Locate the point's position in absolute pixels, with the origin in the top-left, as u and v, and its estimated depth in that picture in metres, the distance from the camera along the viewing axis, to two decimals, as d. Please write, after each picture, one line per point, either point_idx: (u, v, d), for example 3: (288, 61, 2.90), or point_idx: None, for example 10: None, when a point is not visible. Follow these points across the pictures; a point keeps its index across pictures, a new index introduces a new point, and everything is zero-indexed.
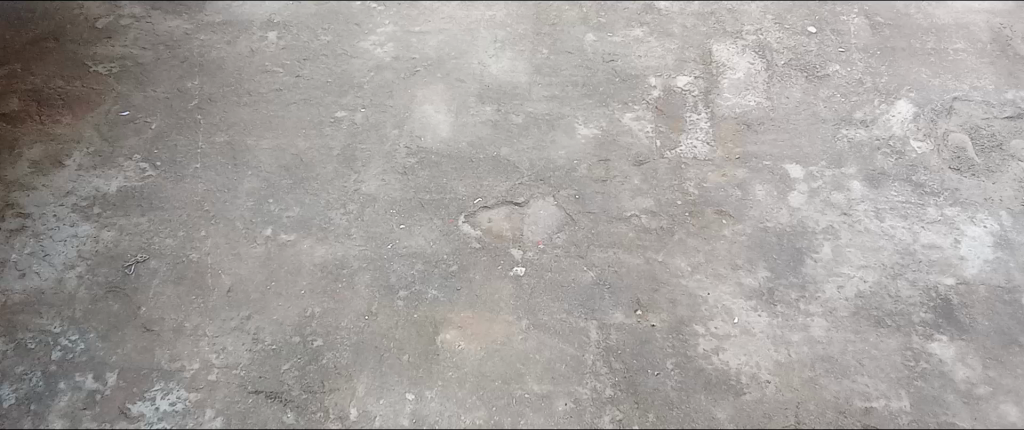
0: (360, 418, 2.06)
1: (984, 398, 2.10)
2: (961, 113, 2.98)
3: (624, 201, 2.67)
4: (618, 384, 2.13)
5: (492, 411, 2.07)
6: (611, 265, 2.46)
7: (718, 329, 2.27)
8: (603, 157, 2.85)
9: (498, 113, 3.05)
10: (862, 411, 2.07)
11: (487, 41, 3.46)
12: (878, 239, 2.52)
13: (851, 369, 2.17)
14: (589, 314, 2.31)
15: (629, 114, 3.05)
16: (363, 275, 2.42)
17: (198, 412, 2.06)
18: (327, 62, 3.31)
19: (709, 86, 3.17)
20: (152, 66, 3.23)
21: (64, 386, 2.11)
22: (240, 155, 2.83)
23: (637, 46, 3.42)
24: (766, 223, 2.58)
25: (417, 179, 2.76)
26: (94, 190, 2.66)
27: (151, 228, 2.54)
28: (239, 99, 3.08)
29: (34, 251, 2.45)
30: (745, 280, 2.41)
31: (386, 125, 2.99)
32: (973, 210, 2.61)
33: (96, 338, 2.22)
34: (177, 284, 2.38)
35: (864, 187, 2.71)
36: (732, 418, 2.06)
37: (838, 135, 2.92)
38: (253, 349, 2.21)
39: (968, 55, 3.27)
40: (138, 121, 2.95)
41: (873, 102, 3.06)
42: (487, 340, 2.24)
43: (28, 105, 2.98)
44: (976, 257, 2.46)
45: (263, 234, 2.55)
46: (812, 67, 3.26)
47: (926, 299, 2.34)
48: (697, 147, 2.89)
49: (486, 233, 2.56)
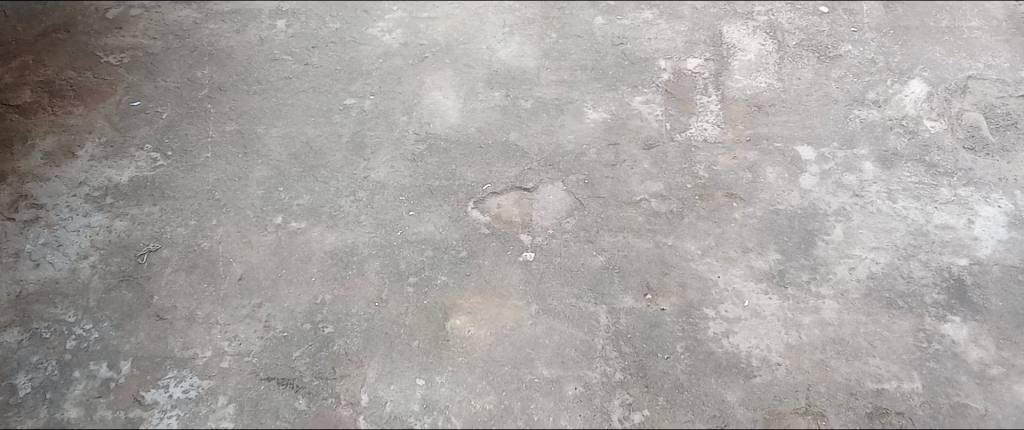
0: (372, 404, 2.07)
1: (998, 379, 2.08)
2: (975, 92, 2.94)
3: (634, 185, 2.66)
4: (628, 368, 2.13)
5: (501, 396, 2.07)
6: (621, 249, 2.45)
7: (728, 312, 2.27)
8: (612, 141, 2.84)
9: (507, 98, 3.04)
10: (873, 393, 2.06)
11: (495, 26, 3.44)
12: (891, 221, 2.50)
13: (863, 351, 2.16)
14: (599, 299, 2.31)
15: (638, 97, 3.04)
16: (373, 262, 2.43)
17: (210, 399, 2.08)
18: (335, 50, 3.32)
19: (719, 68, 3.15)
20: (162, 56, 3.25)
21: (79, 375, 2.13)
22: (250, 144, 2.84)
23: (647, 29, 3.39)
24: (777, 205, 2.57)
25: (426, 166, 2.76)
26: (106, 181, 2.68)
27: (162, 217, 2.56)
28: (249, 88, 3.09)
29: (48, 242, 2.47)
30: (756, 263, 2.39)
31: (395, 112, 2.99)
32: (987, 190, 2.58)
33: (110, 327, 2.24)
34: (189, 272, 2.39)
35: (876, 168, 2.68)
36: (742, 401, 2.06)
37: (849, 115, 2.89)
38: (265, 337, 2.23)
39: (983, 32, 3.22)
40: (149, 111, 2.96)
41: (886, 81, 3.02)
42: (496, 326, 2.24)
43: (40, 96, 3.00)
44: (990, 237, 2.44)
45: (274, 222, 2.56)
46: (825, 47, 3.23)
47: (939, 279, 2.32)
48: (708, 129, 2.87)
49: (495, 219, 2.56)
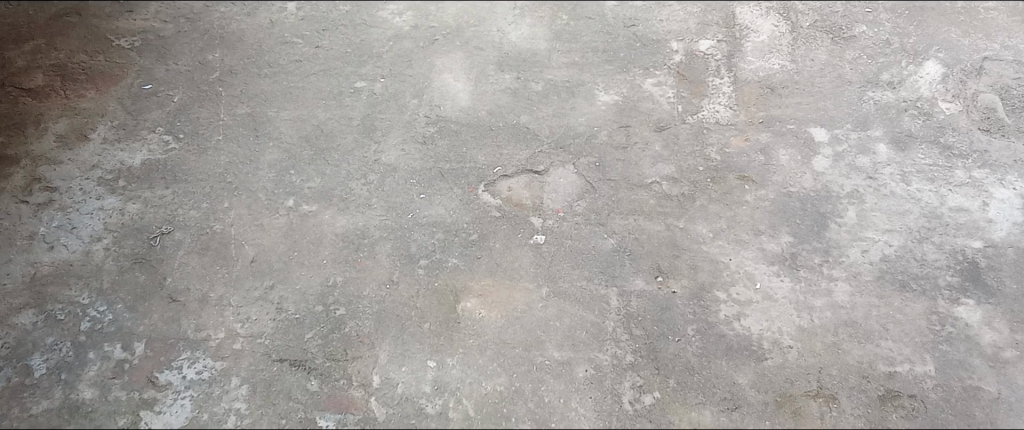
0: (383, 386, 2.08)
1: (1011, 362, 2.07)
2: (991, 73, 2.91)
3: (646, 168, 2.65)
4: (639, 351, 2.13)
5: (512, 378, 2.08)
6: (632, 232, 2.45)
7: (739, 295, 2.26)
8: (623, 123, 2.83)
9: (518, 81, 3.03)
10: (886, 375, 2.06)
11: (506, 8, 3.43)
12: (905, 204, 2.48)
13: (875, 334, 2.15)
14: (610, 282, 2.31)
15: (650, 79, 3.02)
16: (384, 244, 2.43)
17: (223, 381, 2.09)
18: (346, 32, 3.31)
19: (732, 50, 3.12)
20: (173, 39, 3.25)
21: (93, 356, 2.15)
22: (261, 127, 2.85)
23: (659, 11, 3.37)
24: (789, 188, 2.55)
25: (436, 149, 2.76)
26: (119, 163, 2.69)
27: (175, 200, 2.57)
28: (259, 71, 3.09)
29: (62, 225, 2.49)
30: (768, 245, 2.38)
31: (406, 95, 2.99)
32: (1002, 173, 2.56)
33: (124, 309, 2.26)
34: (202, 255, 2.40)
35: (890, 150, 2.66)
36: (753, 383, 2.05)
37: (863, 97, 2.87)
38: (277, 319, 2.24)
39: (999, 13, 3.18)
40: (161, 94, 2.97)
41: (901, 63, 2.99)
42: (507, 308, 2.24)
43: (52, 79, 3.01)
44: (1005, 219, 2.42)
45: (286, 205, 2.56)
46: (838, 28, 3.20)
47: (952, 262, 2.31)
48: (720, 111, 2.86)
49: (506, 202, 2.55)
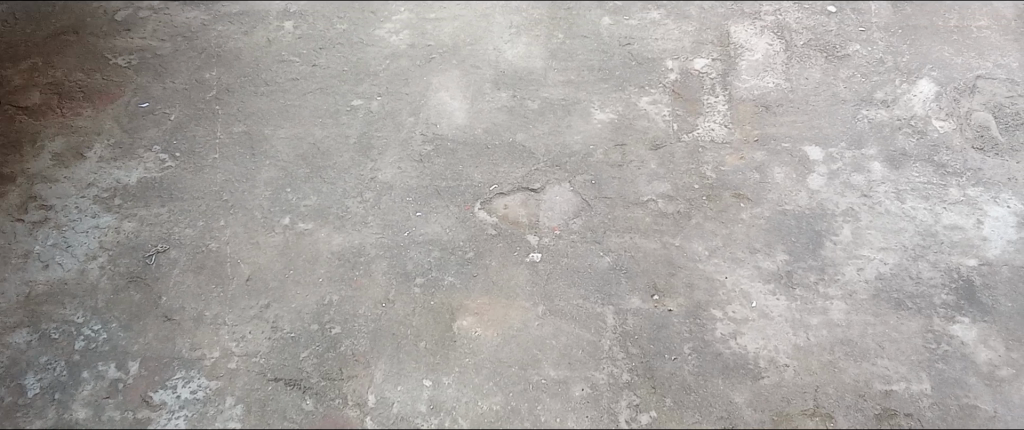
0: (379, 405, 2.07)
1: (1007, 381, 2.07)
2: (984, 92, 2.92)
3: (641, 186, 2.66)
4: (635, 369, 2.13)
5: (509, 397, 2.07)
6: (628, 250, 2.45)
7: (735, 313, 2.26)
8: (619, 141, 2.84)
9: (514, 99, 3.04)
10: (882, 394, 2.05)
11: (503, 27, 3.45)
12: (900, 221, 2.49)
13: (872, 352, 2.15)
14: (606, 300, 2.31)
15: (645, 98, 3.03)
16: (380, 262, 2.43)
17: (218, 400, 2.09)
18: (343, 51, 3.32)
19: (727, 68, 3.14)
20: (171, 57, 3.26)
21: (87, 375, 2.14)
22: (257, 145, 2.85)
23: (655, 29, 3.39)
24: (784, 206, 2.56)
25: (432, 167, 2.76)
26: (115, 182, 2.69)
27: (171, 218, 2.57)
28: (256, 89, 3.10)
29: (57, 243, 2.48)
30: (763, 263, 2.39)
31: (402, 113, 3.00)
32: (996, 191, 2.57)
33: (118, 328, 2.25)
34: (197, 273, 2.40)
35: (884, 168, 2.67)
36: (750, 402, 2.05)
37: (857, 116, 2.88)
38: (273, 337, 2.23)
39: (992, 32, 3.21)
40: (158, 113, 2.97)
41: (895, 81, 3.01)
42: (503, 326, 2.24)
43: (49, 97, 3.02)
44: (999, 237, 2.43)
45: (282, 222, 2.56)
46: (832, 47, 3.22)
47: (947, 280, 2.31)
48: (716, 130, 2.87)
49: (502, 220, 2.56)
